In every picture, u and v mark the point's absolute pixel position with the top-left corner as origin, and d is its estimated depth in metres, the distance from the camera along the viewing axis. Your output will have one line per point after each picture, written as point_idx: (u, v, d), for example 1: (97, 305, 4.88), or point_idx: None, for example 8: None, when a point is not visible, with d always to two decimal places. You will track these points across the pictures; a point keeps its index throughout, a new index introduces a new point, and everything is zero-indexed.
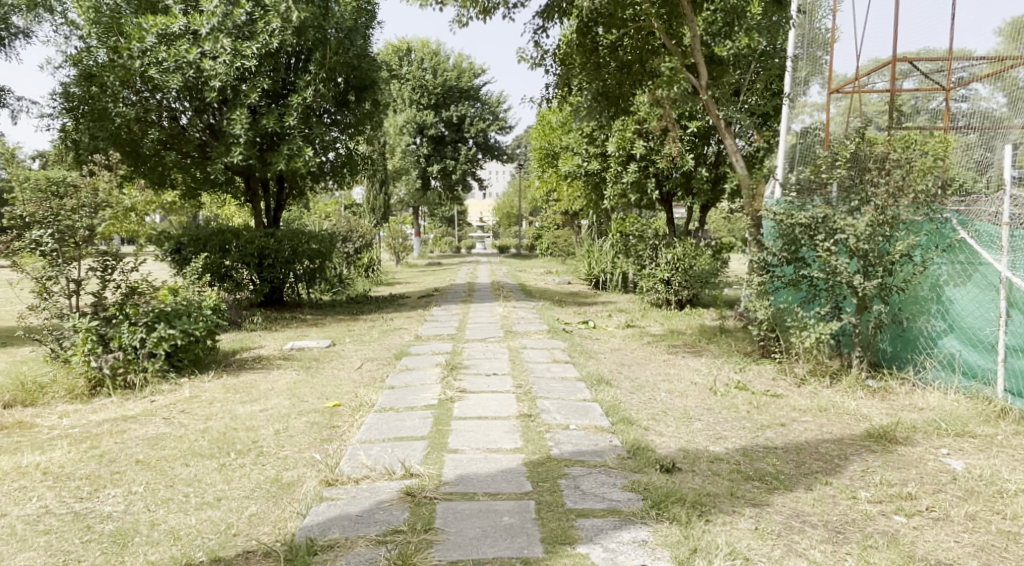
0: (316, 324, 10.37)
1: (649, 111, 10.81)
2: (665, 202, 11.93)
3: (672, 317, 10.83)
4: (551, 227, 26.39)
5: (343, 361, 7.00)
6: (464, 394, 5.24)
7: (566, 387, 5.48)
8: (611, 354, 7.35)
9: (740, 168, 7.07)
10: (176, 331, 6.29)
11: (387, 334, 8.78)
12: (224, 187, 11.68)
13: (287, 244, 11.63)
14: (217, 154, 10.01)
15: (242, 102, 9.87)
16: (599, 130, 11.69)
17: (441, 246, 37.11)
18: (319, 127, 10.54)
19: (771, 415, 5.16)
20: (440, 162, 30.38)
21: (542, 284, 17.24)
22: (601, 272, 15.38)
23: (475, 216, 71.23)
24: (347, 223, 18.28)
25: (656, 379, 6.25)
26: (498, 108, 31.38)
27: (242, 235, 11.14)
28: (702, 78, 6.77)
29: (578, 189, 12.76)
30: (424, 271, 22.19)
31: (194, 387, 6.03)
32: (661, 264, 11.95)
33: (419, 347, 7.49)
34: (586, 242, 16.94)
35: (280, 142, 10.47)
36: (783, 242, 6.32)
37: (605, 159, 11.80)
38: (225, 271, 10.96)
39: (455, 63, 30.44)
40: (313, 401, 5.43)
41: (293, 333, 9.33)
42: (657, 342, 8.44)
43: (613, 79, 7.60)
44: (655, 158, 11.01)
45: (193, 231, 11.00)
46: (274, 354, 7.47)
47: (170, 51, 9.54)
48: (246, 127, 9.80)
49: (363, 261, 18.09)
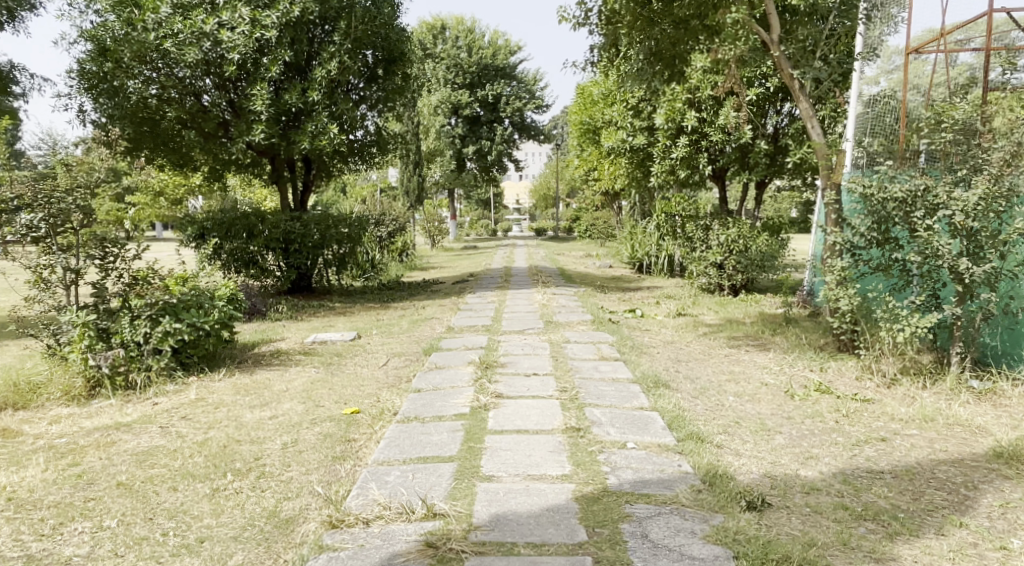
0: (344, 313, 9.75)
1: (701, 79, 9.92)
2: (716, 179, 11.06)
3: (727, 304, 10.00)
4: (590, 208, 25.57)
5: (367, 356, 6.33)
6: (500, 400, 4.52)
7: (618, 391, 4.73)
8: (665, 349, 6.57)
9: (816, 137, 6.21)
10: (183, 325, 5.65)
11: (418, 325, 8.11)
12: (248, 168, 11.07)
13: (315, 227, 10.87)
14: (238, 132, 9.42)
15: (262, 76, 9.27)
16: (646, 102, 10.84)
17: (478, 229, 36.50)
18: (345, 102, 9.86)
19: (865, 427, 4.37)
20: (476, 143, 29.65)
21: (583, 267, 16.44)
22: (645, 255, 14.57)
23: (511, 198, 70.45)
24: (379, 206, 17.69)
25: (721, 380, 5.45)
26: (534, 86, 30.49)
27: (267, 219, 10.55)
28: (773, 33, 6.04)
29: (622, 167, 11.93)
30: (460, 256, 21.50)
31: (202, 388, 5.39)
32: (714, 247, 11.14)
33: (451, 341, 6.77)
34: (630, 224, 16.11)
35: (304, 119, 9.81)
36: (871, 220, 5.43)
37: (652, 133, 10.94)
38: (250, 256, 10.44)
39: (490, 41, 29.61)
40: (329, 407, 4.76)
41: (320, 323, 8.73)
42: (715, 334, 7.62)
43: (666, 40, 6.79)
44: (708, 130, 10.13)
45: (216, 215, 10.45)
46: (294, 348, 6.82)
47: (186, 22, 8.93)
48: (268, 102, 9.18)
49: (398, 246, 17.49)
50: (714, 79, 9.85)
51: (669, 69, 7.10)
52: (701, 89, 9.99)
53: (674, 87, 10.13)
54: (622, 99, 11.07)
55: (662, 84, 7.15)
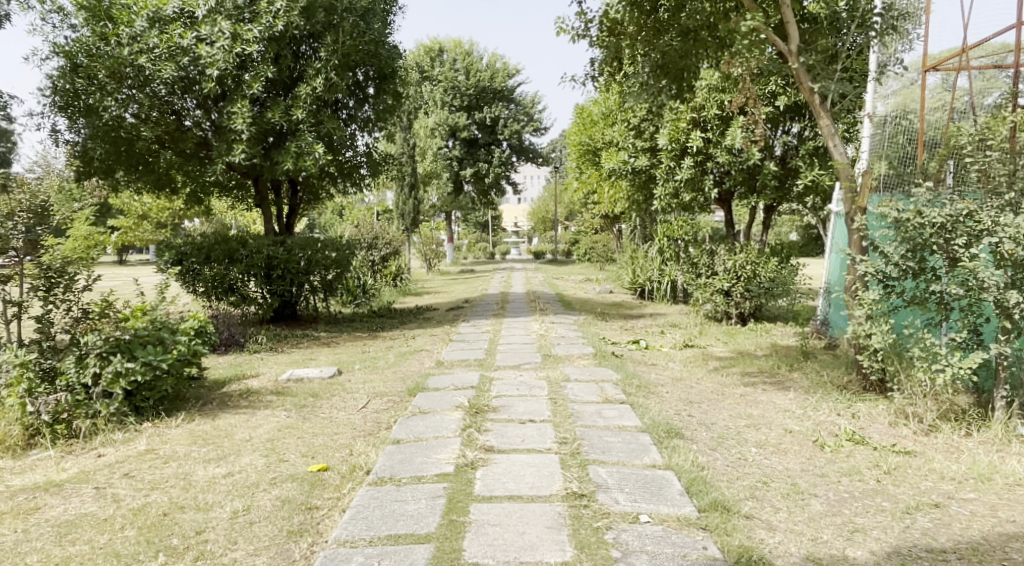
0: (329, 344, 9.18)
1: (706, 97, 9.50)
2: (722, 203, 10.64)
3: (736, 334, 9.43)
4: (589, 231, 25.13)
5: (346, 397, 5.72)
6: (491, 455, 3.93)
7: (626, 444, 4.13)
8: (675, 388, 5.98)
9: (839, 157, 5.68)
10: (137, 364, 5.02)
11: (405, 359, 7.50)
12: (230, 191, 10.49)
13: (299, 252, 10.37)
14: (218, 153, 8.80)
15: (243, 93, 8.67)
16: (649, 122, 10.34)
17: (475, 252, 36.07)
18: (331, 120, 9.29)
19: (913, 489, 3.80)
20: (473, 166, 29.21)
21: (582, 292, 15.88)
22: (647, 281, 14.04)
23: (509, 220, 70.02)
24: (371, 229, 17.13)
25: (739, 426, 4.86)
26: (533, 109, 30.15)
27: (248, 244, 9.98)
28: (791, 43, 5.54)
29: (623, 189, 11.40)
30: (456, 280, 20.95)
31: (154, 437, 4.78)
32: (720, 272, 10.61)
33: (439, 378, 6.17)
34: (630, 248, 15.58)
35: (286, 139, 9.22)
36: (905, 247, 4.84)
37: (655, 154, 10.42)
38: (230, 283, 9.84)
39: (488, 63, 29.34)
40: (294, 461, 4.16)
41: (302, 356, 8.14)
42: (726, 369, 7.03)
43: (676, 52, 6.22)
44: (714, 150, 9.58)
45: (195, 240, 9.85)
46: (267, 385, 6.21)
47: (162, 36, 8.42)
48: (249, 121, 8.60)
49: (390, 270, 16.91)
50: (722, 98, 9.40)
51: (681, 85, 6.48)
52: (707, 107, 9.52)
53: (678, 105, 9.64)
54: (623, 119, 10.57)
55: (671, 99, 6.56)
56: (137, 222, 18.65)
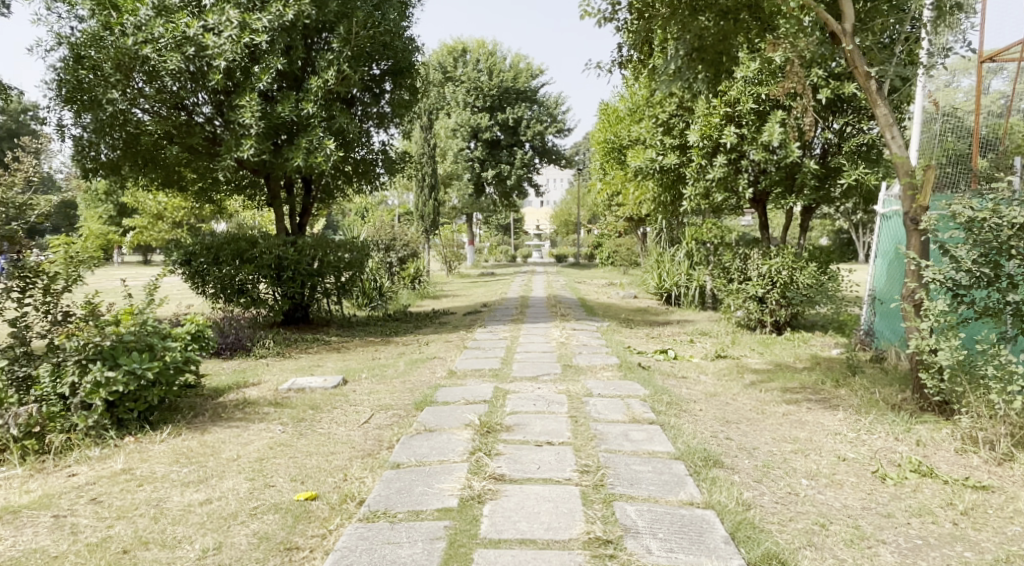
0: (340, 349, 8.76)
1: (741, 91, 8.90)
2: (756, 204, 10.05)
3: (771, 344, 8.85)
4: (613, 235, 24.68)
5: (349, 410, 5.26)
6: (501, 486, 3.43)
7: (657, 474, 3.60)
8: (710, 405, 5.44)
9: (897, 150, 5.14)
10: (118, 373, 4.57)
11: (417, 367, 7.03)
12: (241, 189, 10.07)
13: (310, 253, 9.90)
14: (225, 148, 8.38)
15: (252, 86, 8.20)
16: (679, 118, 9.77)
17: (497, 255, 35.66)
18: (344, 115, 8.84)
19: (999, 538, 3.25)
20: (495, 167, 28.70)
21: (606, 297, 15.34)
22: (674, 286, 13.47)
23: (532, 223, 69.51)
24: (389, 229, 16.70)
25: (784, 453, 4.33)
26: (556, 110, 29.65)
27: (258, 243, 9.53)
28: (845, 22, 5.00)
29: (651, 189, 10.83)
30: (477, 283, 20.45)
31: (134, 453, 4.33)
32: (754, 278, 10.05)
33: (452, 390, 5.68)
34: (657, 252, 15.02)
35: (297, 135, 8.74)
36: (978, 252, 4.26)
37: (685, 152, 9.86)
38: (239, 285, 9.43)
39: (512, 64, 28.94)
40: (281, 487, 3.68)
41: (309, 362, 7.70)
42: (764, 384, 6.46)
43: (716, 36, 5.74)
44: (749, 147, 9.01)
45: (204, 239, 9.45)
46: (266, 395, 5.77)
47: (167, 25, 7.94)
48: (257, 115, 8.15)
49: (408, 272, 16.48)
50: (758, 91, 8.78)
51: (720, 71, 6.07)
52: (741, 101, 8.92)
53: (710, 100, 9.07)
54: (652, 114, 10.00)
55: (708, 83, 6.09)
56: (152, 222, 18.38)
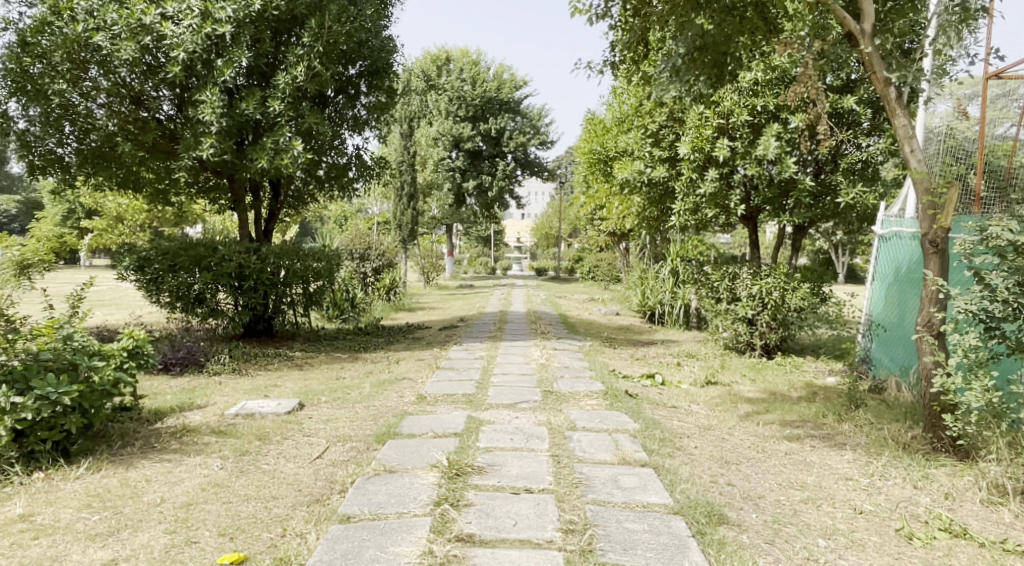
0: (303, 366, 8.14)
1: (737, 102, 8.44)
2: (746, 222, 9.57)
3: (762, 369, 8.38)
4: (594, 250, 24.23)
5: (302, 441, 4.66)
6: (470, 549, 3.06)
7: (652, 536, 3.19)
8: (705, 442, 4.92)
9: (915, 165, 4.65)
10: (28, 398, 3.94)
11: (383, 390, 6.44)
12: (202, 192, 9.42)
13: (273, 262, 9.25)
14: (184, 147, 7.72)
15: (213, 81, 7.57)
16: (670, 129, 9.29)
17: (477, 267, 35.08)
18: (314, 114, 8.25)
19: None
20: (476, 178, 28.04)
21: (587, 314, 14.82)
22: (658, 304, 13.00)
23: (513, 236, 69.07)
24: (364, 237, 16.04)
25: (794, 505, 3.83)
26: (539, 122, 29.25)
27: (218, 249, 8.86)
28: (864, 23, 4.63)
29: (637, 204, 10.33)
30: (455, 295, 19.86)
31: (41, 494, 3.73)
32: (743, 298, 9.59)
33: (420, 419, 5.11)
34: (640, 268, 14.55)
35: (261, 135, 8.15)
36: (1017, 279, 3.81)
37: (675, 164, 9.38)
38: (196, 295, 8.78)
39: (495, 74, 28.52)
40: (204, 547, 3.16)
41: (267, 381, 7.08)
42: (760, 416, 5.95)
43: (720, 32, 5.28)
44: (743, 161, 8.54)
45: (159, 244, 8.78)
46: (210, 421, 5.15)
47: (121, 10, 7.34)
48: (219, 111, 7.52)
49: (383, 283, 15.82)
50: (753, 102, 8.34)
51: (723, 75, 5.57)
52: (735, 113, 8.45)
53: (703, 110, 8.59)
54: (640, 124, 9.49)
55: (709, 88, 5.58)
56: (113, 224, 17.47)
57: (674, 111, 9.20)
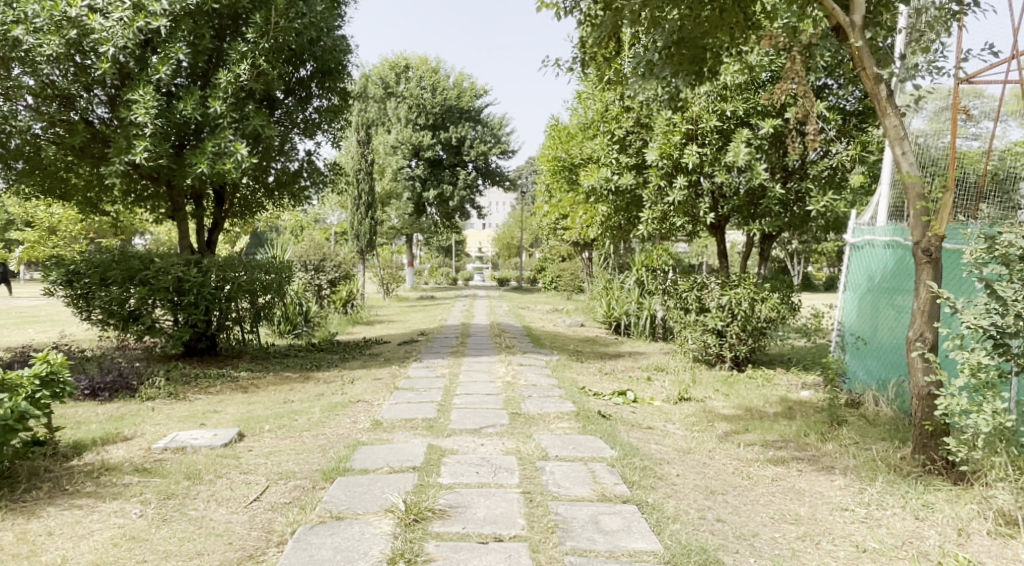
0: (249, 387, 7.56)
1: (705, 106, 8.14)
2: (715, 230, 9.26)
3: (734, 383, 8.05)
4: (557, 259, 23.89)
5: (237, 480, 4.15)
6: None
7: None
8: (686, 469, 4.52)
9: (908, 168, 4.32)
10: None
11: (333, 414, 5.92)
12: (138, 202, 8.78)
13: (217, 274, 8.65)
14: (115, 150, 7.15)
15: (146, 78, 7.12)
16: (636, 135, 8.95)
17: (437, 278, 34.50)
18: (259, 115, 7.70)
19: None
20: (437, 187, 27.44)
21: (550, 325, 14.39)
22: (624, 314, 12.65)
23: (474, 245, 68.59)
24: (319, 248, 15.41)
25: (791, 545, 3.46)
26: (500, 131, 28.89)
27: (155, 261, 8.25)
28: (853, 15, 4.32)
29: (602, 212, 9.97)
30: (414, 307, 19.27)
31: None
32: (713, 309, 9.28)
33: (374, 449, 4.63)
34: (605, 278, 14.20)
35: (202, 137, 7.62)
36: None
37: (641, 172, 9.05)
38: (131, 311, 8.17)
39: (455, 82, 28.10)
40: None
41: (207, 406, 6.50)
42: (739, 437, 5.56)
43: (697, 29, 4.99)
44: (711, 168, 8.24)
45: (90, 256, 8.17)
46: (134, 457, 4.59)
47: (43, 2, 6.79)
48: (153, 112, 7.02)
49: (339, 296, 15.22)
50: (722, 107, 8.03)
51: (703, 72, 5.32)
52: (704, 119, 8.11)
53: (671, 116, 8.26)
54: (606, 130, 9.13)
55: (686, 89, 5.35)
56: None
57: (640, 117, 8.86)
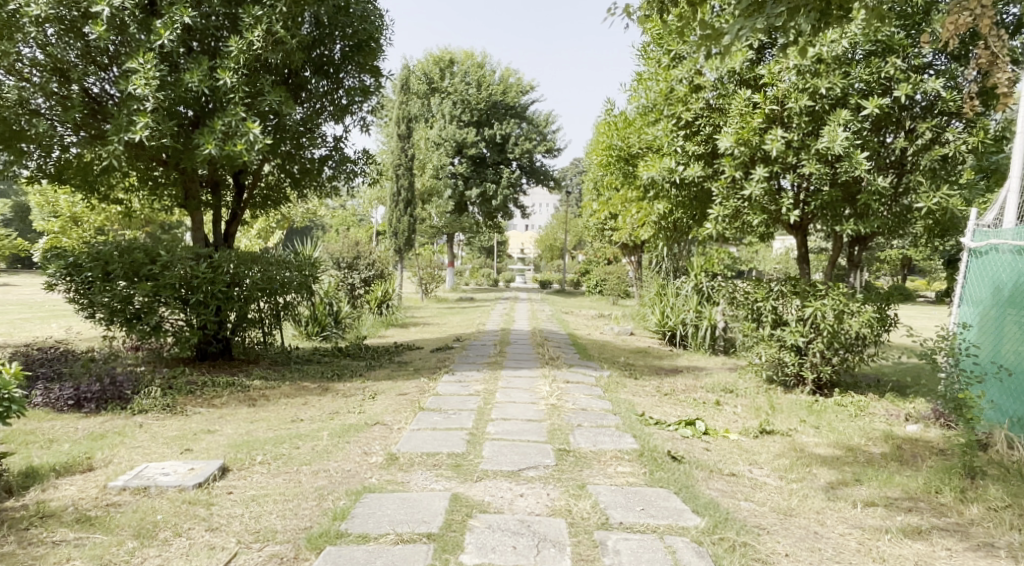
0: (260, 399, 6.60)
1: (794, 86, 7.03)
2: (796, 230, 8.03)
3: (822, 411, 6.81)
4: (603, 262, 22.78)
5: (199, 540, 3.20)
6: None
7: None
8: (795, 545, 3.42)
9: None
10: None
11: (343, 441, 4.88)
12: (148, 188, 7.93)
13: (230, 270, 7.70)
14: (112, 129, 6.20)
15: (147, 45, 6.21)
16: (707, 119, 7.77)
17: (478, 278, 33.63)
18: (276, 91, 6.75)
19: None
20: (480, 185, 26.50)
21: (598, 333, 13.22)
22: (680, 324, 11.44)
23: (515, 247, 67.57)
24: (353, 245, 14.45)
25: None
26: (546, 128, 27.87)
27: (161, 255, 7.32)
28: None
29: (664, 209, 8.82)
30: (453, 309, 18.27)
31: None
32: (791, 322, 8.03)
33: (384, 497, 3.62)
34: (658, 283, 13.00)
35: (211, 114, 6.67)
36: None
37: (712, 162, 7.88)
38: (135, 311, 7.26)
39: (501, 78, 27.16)
40: None
41: (202, 424, 5.51)
42: (851, 491, 4.40)
43: None
44: (800, 157, 7.04)
45: (91, 246, 7.29)
46: (82, 499, 3.63)
47: None
48: (154, 83, 6.08)
49: (374, 296, 14.30)
50: (814, 85, 6.84)
51: (830, 10, 5.10)
52: (793, 98, 6.95)
53: (752, 97, 7.23)
54: (670, 114, 7.96)
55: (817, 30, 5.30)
56: None
57: (713, 98, 7.70)
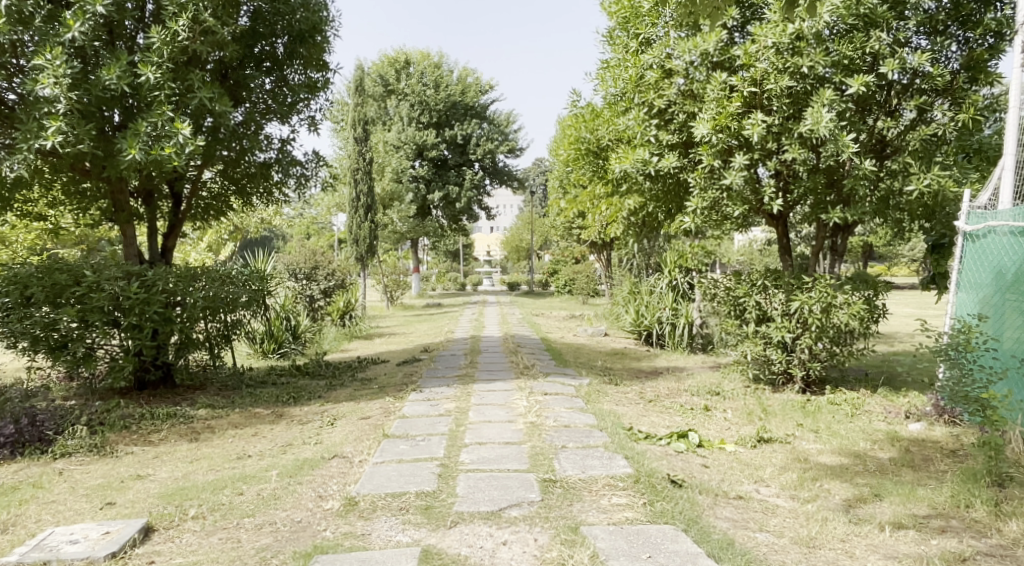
0: (203, 432, 5.91)
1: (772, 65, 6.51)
2: (777, 221, 7.56)
3: (818, 413, 6.34)
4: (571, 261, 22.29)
5: None
6: None
7: None
8: None
9: None
10: None
11: (294, 481, 4.25)
12: (73, 202, 7.18)
13: (167, 289, 6.97)
14: (20, 136, 5.48)
15: (56, 39, 5.51)
16: (680, 106, 7.28)
17: (444, 283, 32.93)
18: (208, 87, 6.07)
19: None
20: (442, 188, 25.83)
21: (570, 336, 12.67)
22: (656, 323, 10.93)
23: (481, 250, 66.90)
24: (311, 255, 13.69)
25: None
26: (507, 128, 27.33)
27: (88, 276, 6.59)
28: None
29: (637, 203, 8.30)
30: (419, 316, 17.58)
31: None
32: (777, 318, 7.56)
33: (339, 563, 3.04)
34: (631, 281, 12.51)
35: (135, 115, 5.98)
36: None
37: (688, 151, 7.37)
38: (60, 339, 6.51)
39: (459, 77, 26.55)
40: None
41: (132, 468, 4.82)
42: (872, 510, 3.91)
43: None
44: (783, 141, 6.56)
45: (8, 269, 6.53)
46: None
47: None
48: (65, 81, 5.38)
49: (335, 307, 13.56)
50: (794, 64, 6.37)
51: None
52: (772, 79, 6.47)
53: (728, 79, 6.71)
54: (641, 101, 7.44)
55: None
56: None
57: (686, 82, 7.19)
